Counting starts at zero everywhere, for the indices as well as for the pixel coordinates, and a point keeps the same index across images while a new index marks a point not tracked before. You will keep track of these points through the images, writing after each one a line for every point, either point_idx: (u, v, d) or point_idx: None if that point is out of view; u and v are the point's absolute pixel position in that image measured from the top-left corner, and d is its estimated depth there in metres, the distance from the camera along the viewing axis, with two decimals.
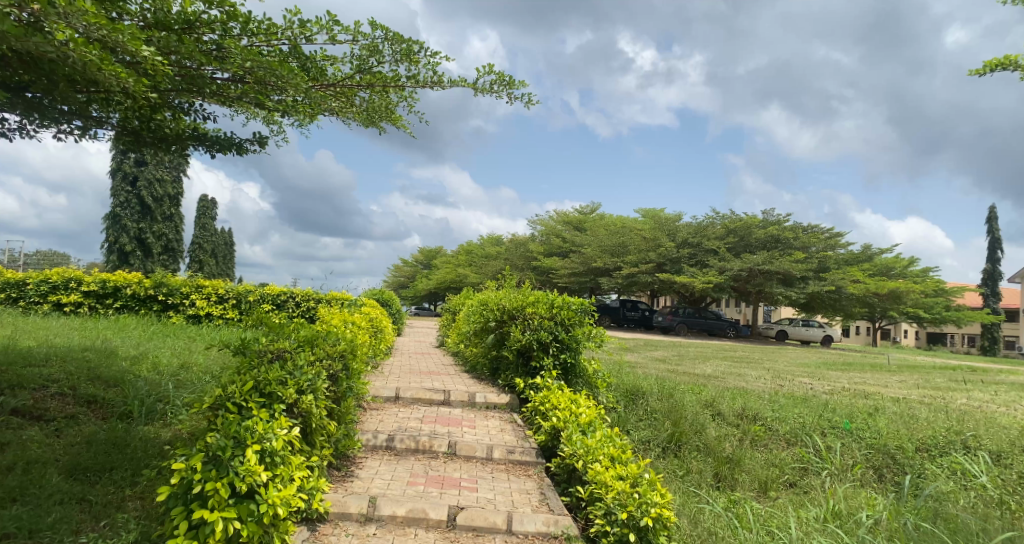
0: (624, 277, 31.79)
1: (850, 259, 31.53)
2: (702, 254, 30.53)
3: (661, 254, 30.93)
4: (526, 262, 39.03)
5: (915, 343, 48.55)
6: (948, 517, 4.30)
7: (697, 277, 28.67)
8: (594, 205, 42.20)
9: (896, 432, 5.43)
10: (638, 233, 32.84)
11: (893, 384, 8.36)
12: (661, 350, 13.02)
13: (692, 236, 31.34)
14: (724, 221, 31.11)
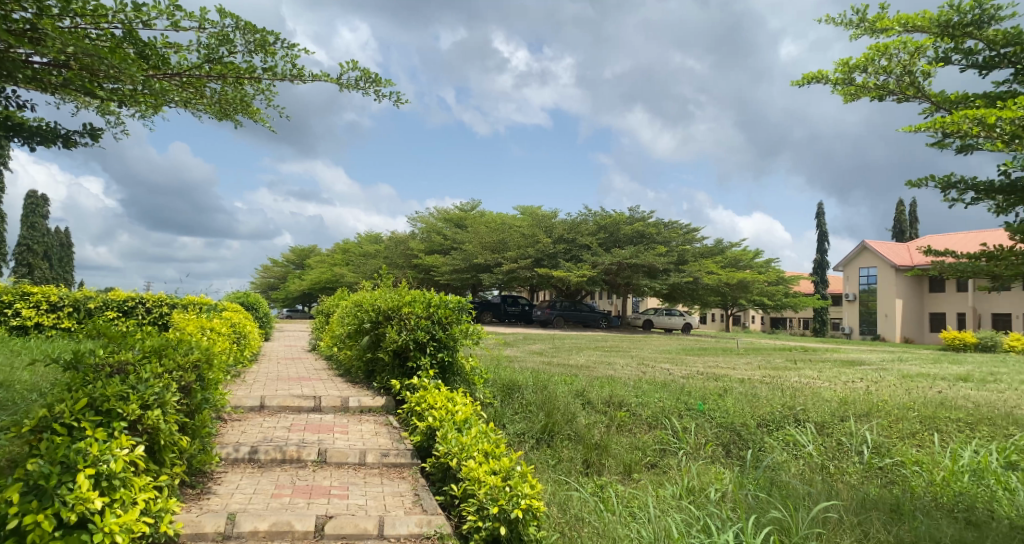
0: (503, 273, 32.32)
1: (707, 252, 34.32)
2: (576, 249, 31.84)
3: (539, 250, 31.89)
4: (406, 260, 38.55)
5: (762, 327, 53.90)
6: (783, 485, 4.80)
7: (573, 272, 29.80)
8: (474, 202, 42.58)
9: (742, 411, 5.99)
10: (516, 230, 33.59)
11: (740, 366, 9.19)
12: (537, 344, 13.43)
13: (568, 232, 32.48)
14: (596, 219, 32.64)
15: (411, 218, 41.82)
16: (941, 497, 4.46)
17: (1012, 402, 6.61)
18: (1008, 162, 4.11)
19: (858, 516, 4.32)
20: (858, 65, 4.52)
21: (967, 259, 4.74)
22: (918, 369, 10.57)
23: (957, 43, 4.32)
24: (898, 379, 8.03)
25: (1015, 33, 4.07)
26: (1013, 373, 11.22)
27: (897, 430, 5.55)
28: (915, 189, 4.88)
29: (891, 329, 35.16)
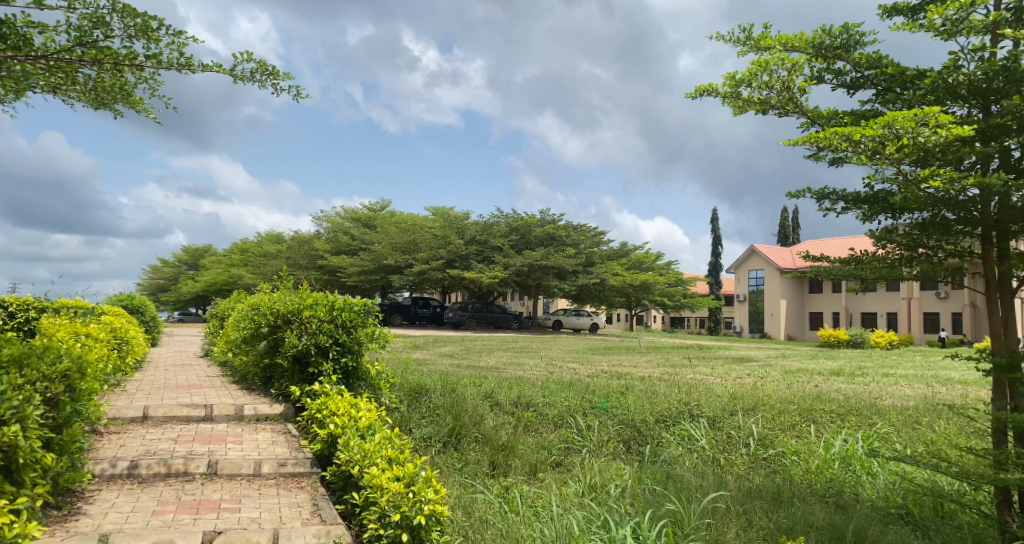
0: (415, 274, 32.03)
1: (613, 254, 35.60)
2: (488, 250, 32.00)
3: (451, 251, 31.79)
4: (311, 261, 37.60)
5: (662, 327, 56.58)
6: (678, 479, 5.01)
7: (485, 273, 29.92)
8: (385, 202, 41.90)
9: (641, 408, 6.23)
10: (429, 231, 33.37)
11: (642, 364, 9.57)
12: (447, 345, 13.39)
13: (480, 233, 32.56)
14: (508, 220, 33.00)
15: (319, 217, 40.53)
16: (815, 483, 4.83)
17: (876, 393, 7.29)
18: (871, 176, 4.50)
19: (744, 505, 4.60)
20: (743, 80, 4.80)
21: (839, 263, 5.16)
22: (797, 364, 11.45)
23: (829, 64, 4.69)
24: (781, 374, 8.65)
25: (877, 57, 4.47)
26: (876, 367, 12.42)
27: (779, 422, 5.97)
28: (794, 199, 5.20)
29: (775, 326, 37.91)
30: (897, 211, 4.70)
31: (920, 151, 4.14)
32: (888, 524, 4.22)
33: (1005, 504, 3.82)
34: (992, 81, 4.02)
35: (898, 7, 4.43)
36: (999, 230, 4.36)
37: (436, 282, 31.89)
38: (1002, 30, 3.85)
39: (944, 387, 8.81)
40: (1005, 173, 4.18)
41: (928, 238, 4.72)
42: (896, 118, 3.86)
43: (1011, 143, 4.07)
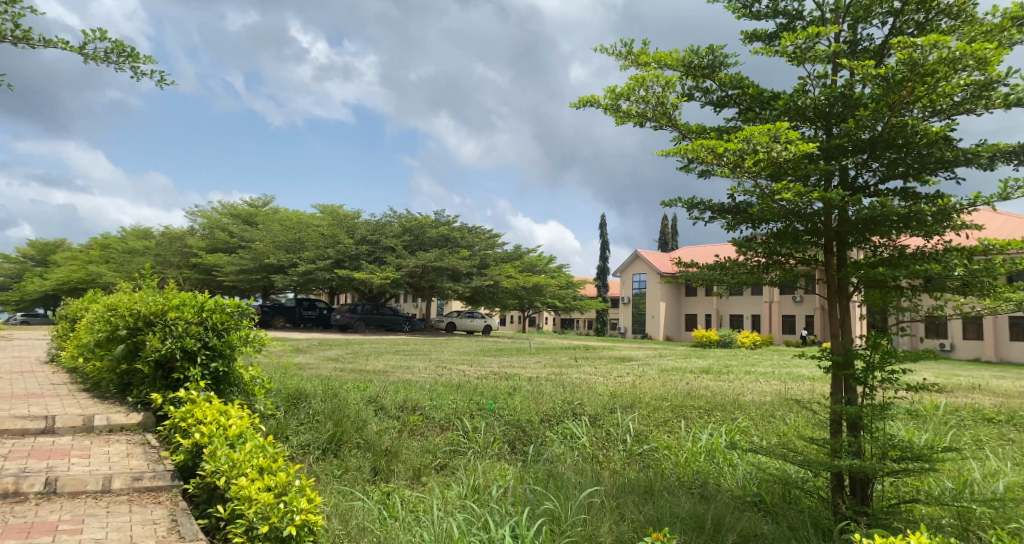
0: (300, 274, 30.91)
1: (507, 257, 36.13)
2: (380, 251, 31.40)
3: (340, 251, 30.86)
4: (184, 259, 35.84)
5: (553, 328, 58.14)
6: (558, 476, 5.07)
7: (375, 274, 29.23)
8: (269, 198, 40.30)
9: (527, 408, 6.34)
10: (316, 229, 32.27)
11: (530, 365, 9.78)
12: (335, 349, 13.06)
13: (371, 233, 31.95)
14: (400, 220, 32.59)
15: (192, 212, 38.44)
16: (683, 476, 5.11)
17: (739, 389, 7.88)
18: (733, 187, 4.84)
19: (617, 499, 4.76)
20: (623, 93, 4.94)
21: (706, 269, 5.51)
22: (675, 364, 12.15)
23: (697, 82, 5.00)
24: (657, 373, 9.15)
25: (739, 78, 4.84)
26: (741, 365, 13.49)
27: (653, 418, 6.28)
28: (667, 208, 5.49)
29: (656, 327, 40.09)
30: (755, 221, 5.09)
31: (773, 166, 4.51)
32: (743, 511, 4.55)
33: (839, 487, 4.26)
34: (833, 106, 4.47)
35: (757, 33, 4.80)
36: (839, 240, 4.84)
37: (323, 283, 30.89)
38: (841, 59, 4.27)
39: (796, 383, 9.71)
40: (843, 189, 4.64)
41: (781, 247, 5.14)
42: (753, 133, 4.16)
43: (849, 163, 4.54)
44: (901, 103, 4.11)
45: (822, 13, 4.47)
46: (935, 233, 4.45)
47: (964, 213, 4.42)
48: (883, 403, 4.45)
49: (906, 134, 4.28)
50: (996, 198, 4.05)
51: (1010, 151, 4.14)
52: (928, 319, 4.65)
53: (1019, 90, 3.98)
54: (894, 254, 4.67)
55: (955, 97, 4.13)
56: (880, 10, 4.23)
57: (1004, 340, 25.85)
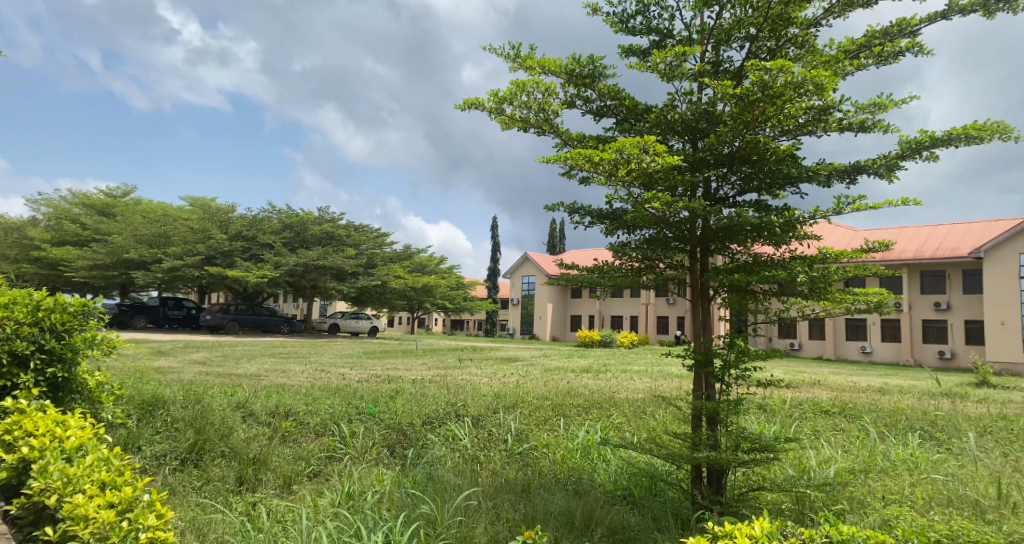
0: (165, 271, 28.72)
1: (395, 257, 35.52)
2: (256, 247, 29.99)
3: (210, 247, 28.94)
4: (25, 253, 32.43)
5: (442, 329, 57.99)
6: (438, 479, 4.85)
7: (251, 272, 27.53)
8: (131, 188, 37.25)
9: (408, 412, 6.22)
10: (184, 223, 30.10)
11: (416, 366, 9.67)
12: (201, 351, 12.29)
13: (247, 229, 30.40)
14: (281, 217, 31.20)
15: (35, 200, 34.68)
16: (559, 473, 5.21)
17: (615, 387, 8.25)
18: (609, 195, 5.04)
19: (493, 500, 4.66)
20: (506, 96, 4.77)
21: (585, 272, 5.70)
22: (559, 364, 12.50)
23: (579, 90, 5.12)
24: (540, 373, 9.38)
25: (617, 89, 5.03)
26: (618, 364, 14.10)
27: (534, 417, 6.42)
28: (550, 212, 5.57)
29: (543, 328, 41.07)
30: (629, 227, 5.33)
31: (644, 176, 4.74)
32: (613, 505, 4.72)
33: (697, 478, 4.52)
34: (698, 121, 4.80)
35: (633, 48, 5.02)
36: (702, 247, 5.19)
37: (190, 281, 28.91)
38: (704, 78, 4.58)
39: (666, 381, 10.32)
40: (707, 200, 4.99)
41: (652, 252, 5.43)
42: (625, 144, 4.33)
43: (711, 175, 4.89)
44: (755, 121, 4.47)
45: (689, 33, 4.77)
46: (783, 242, 4.90)
47: (806, 224, 4.88)
48: (737, 398, 4.80)
49: (759, 151, 4.69)
50: (830, 212, 4.52)
51: (842, 170, 4.67)
52: (778, 320, 5.07)
53: (850, 116, 4.47)
54: (749, 260, 5.08)
55: (800, 119, 4.56)
56: (739, 34, 4.57)
57: (841, 340, 28.95)
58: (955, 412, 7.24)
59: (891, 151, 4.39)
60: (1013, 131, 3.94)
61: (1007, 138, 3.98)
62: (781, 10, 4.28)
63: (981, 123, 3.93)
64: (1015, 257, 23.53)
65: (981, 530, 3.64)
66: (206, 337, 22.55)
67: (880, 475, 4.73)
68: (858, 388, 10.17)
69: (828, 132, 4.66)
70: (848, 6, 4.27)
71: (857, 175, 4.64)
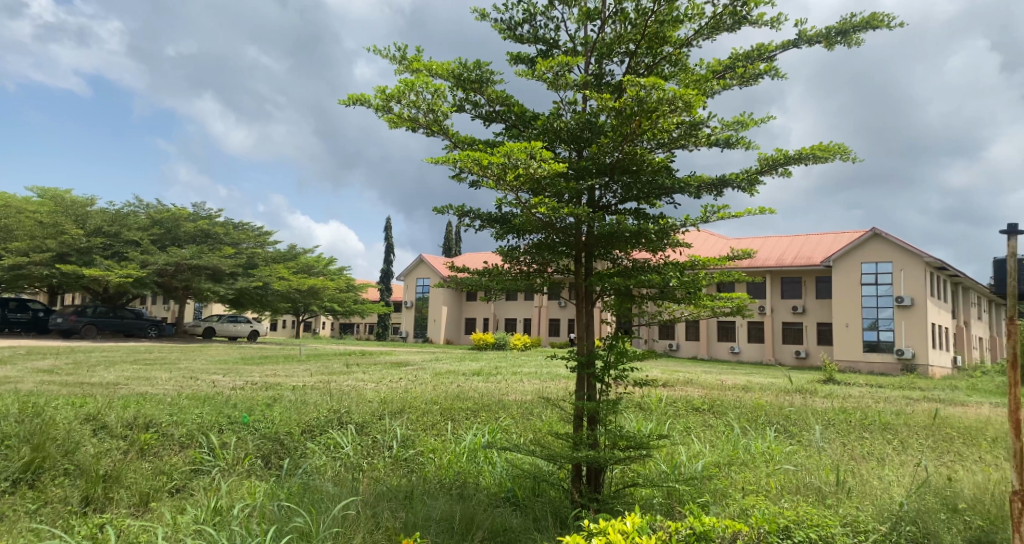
0: (6, 268, 25.78)
1: (279, 257, 33.88)
2: (120, 245, 27.70)
3: (65, 243, 26.24)
4: None
5: (331, 333, 56.14)
6: (316, 490, 4.60)
7: (112, 271, 25.25)
8: None
9: (287, 420, 5.95)
10: (32, 217, 27.12)
11: (298, 373, 9.35)
12: (47, 358, 11.19)
13: (109, 224, 27.98)
14: (150, 212, 28.94)
15: None
16: (444, 478, 5.13)
17: (505, 389, 8.37)
18: (498, 199, 5.07)
19: (373, 508, 4.46)
20: (393, 95, 4.66)
21: (475, 275, 5.71)
22: (447, 367, 12.50)
23: (468, 95, 5.12)
24: (430, 377, 9.32)
25: (506, 96, 5.10)
26: (508, 367, 14.30)
27: (421, 422, 6.36)
28: (439, 214, 5.50)
29: (436, 331, 40.73)
30: (518, 231, 5.38)
31: (531, 181, 4.81)
32: (495, 507, 4.70)
33: (577, 477, 4.61)
34: (582, 131, 4.99)
35: (521, 56, 5.11)
36: (587, 252, 5.36)
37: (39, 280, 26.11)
38: (587, 89, 4.76)
39: (552, 382, 10.61)
40: (591, 207, 5.19)
41: (540, 256, 5.52)
42: (511, 149, 4.34)
43: (595, 183, 5.08)
44: (633, 134, 4.67)
45: (573, 45, 4.93)
46: (658, 248, 5.20)
47: (679, 232, 5.21)
48: (615, 398, 4.99)
49: (638, 162, 4.94)
50: (699, 221, 4.85)
51: (710, 184, 5.05)
52: (656, 323, 5.34)
53: (717, 133, 4.83)
54: (630, 265, 5.32)
55: (674, 133, 4.86)
56: (619, 50, 4.78)
57: (714, 341, 31.14)
58: (805, 407, 7.98)
59: (752, 166, 4.77)
60: (850, 153, 4.40)
61: (845, 159, 4.44)
62: (658, 29, 4.54)
63: (825, 145, 4.35)
64: (856, 266, 26.40)
65: (821, 514, 4.02)
66: (54, 342, 20.42)
67: (741, 467, 5.10)
68: (725, 386, 10.93)
69: (698, 146, 5.00)
70: (715, 30, 4.58)
71: (723, 188, 5.02)
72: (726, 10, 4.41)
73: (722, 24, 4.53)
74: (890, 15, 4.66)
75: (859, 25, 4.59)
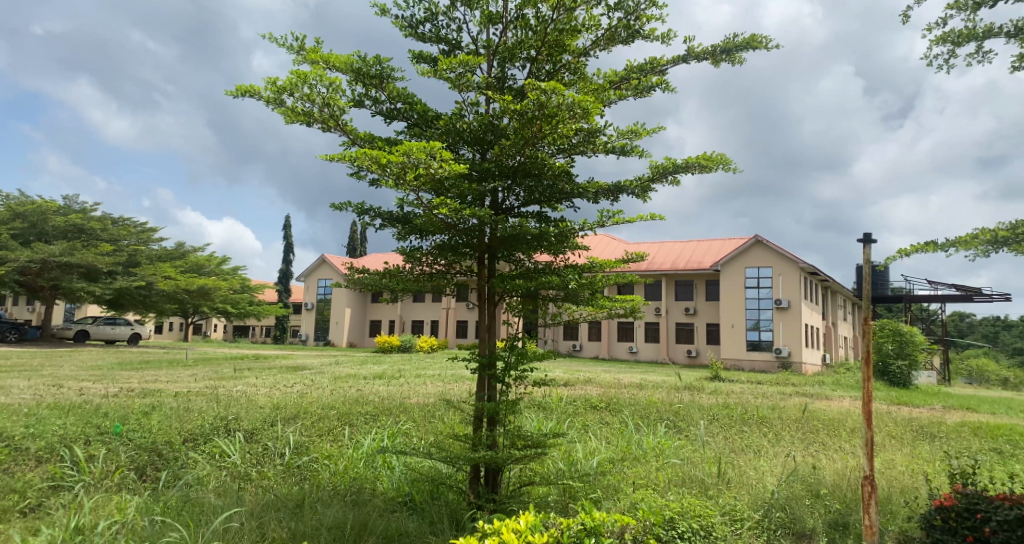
0: None
1: (164, 255, 31.71)
2: None
3: None
4: None
5: (223, 336, 53.46)
6: (196, 502, 4.32)
7: None
8: None
9: (166, 430, 5.60)
10: None
11: (184, 378, 8.87)
12: None
13: None
14: (9, 205, 26.37)
15: None
16: (338, 484, 4.97)
17: (407, 392, 8.28)
18: (399, 199, 4.97)
19: (258, 519, 4.24)
20: (285, 87, 4.49)
21: (374, 275, 5.60)
22: (347, 371, 12.21)
23: (367, 90, 5.01)
24: (329, 381, 9.08)
25: (407, 93, 5.05)
26: (411, 369, 14.16)
27: (317, 429, 6.17)
28: (337, 212, 5.34)
29: (339, 333, 39.47)
30: (420, 232, 5.32)
31: (432, 182, 4.75)
32: (392, 512, 4.60)
33: (475, 478, 4.60)
34: (484, 133, 5.01)
35: (423, 55, 5.08)
36: (490, 254, 5.38)
37: None
38: (488, 92, 4.80)
39: (456, 384, 10.62)
40: (494, 210, 5.23)
41: (444, 257, 5.49)
42: (411, 148, 4.25)
43: (498, 186, 5.13)
44: (534, 139, 4.74)
45: (475, 47, 4.97)
46: (559, 251, 5.33)
47: (578, 237, 5.36)
48: (515, 399, 5.04)
49: (539, 167, 5.02)
50: (596, 226, 5.03)
51: (607, 189, 5.27)
52: (558, 323, 5.49)
53: (613, 141, 5.03)
54: (532, 267, 5.42)
55: (573, 140, 5.01)
56: (520, 55, 4.86)
57: (614, 341, 32.28)
58: (693, 403, 8.45)
59: (645, 174, 5.00)
60: (731, 164, 4.73)
61: (727, 170, 4.76)
62: (558, 37, 4.65)
63: (709, 156, 4.64)
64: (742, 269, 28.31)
65: (703, 505, 4.23)
66: None
67: (633, 462, 5.32)
68: (623, 384, 11.36)
69: (597, 153, 5.19)
70: (610, 41, 4.77)
71: (619, 194, 5.26)
72: (621, 22, 4.61)
73: (617, 36, 4.73)
74: (767, 38, 5.05)
75: (741, 45, 4.92)
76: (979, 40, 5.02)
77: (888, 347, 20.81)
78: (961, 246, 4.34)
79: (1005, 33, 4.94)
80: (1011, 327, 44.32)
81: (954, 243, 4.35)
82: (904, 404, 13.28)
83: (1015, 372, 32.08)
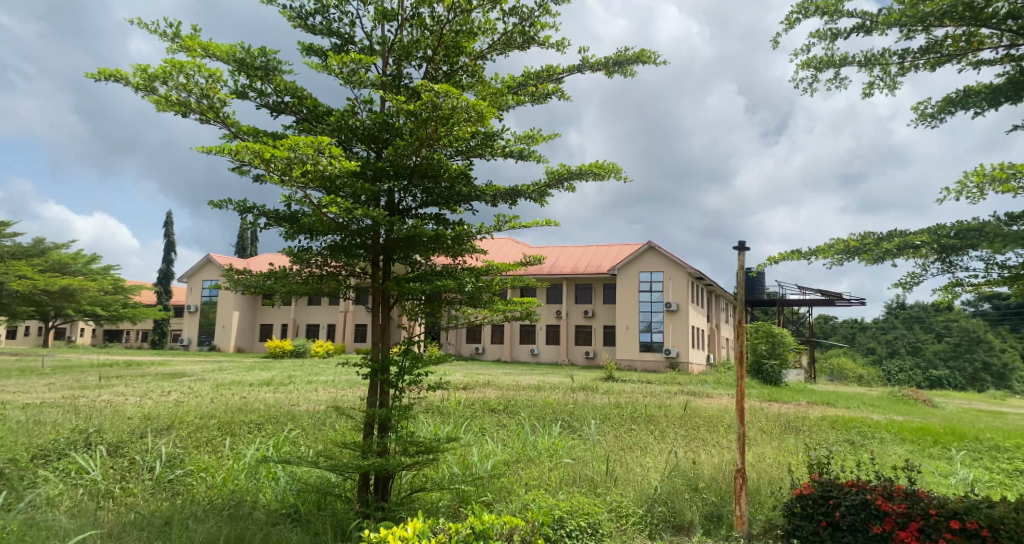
0: None
1: (19, 252, 28.58)
2: None
3: None
4: None
5: (92, 341, 49.13)
6: (43, 525, 3.89)
7: None
8: None
9: (13, 448, 5.04)
10: None
11: (36, 388, 8.07)
12: None
13: None
14: None
15: None
16: (214, 498, 4.66)
17: (296, 399, 7.96)
18: (285, 197, 4.73)
19: (117, 540, 3.88)
20: (156, 74, 4.18)
21: (257, 276, 5.30)
22: (229, 378, 11.55)
23: (251, 82, 4.76)
24: (210, 389, 8.53)
25: (296, 87, 4.85)
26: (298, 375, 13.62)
27: (193, 440, 5.78)
28: (216, 208, 5.03)
29: (226, 338, 37.33)
30: (309, 232, 5.10)
31: (321, 179, 4.57)
32: (274, 524, 4.37)
33: (364, 486, 4.45)
34: (379, 131, 4.90)
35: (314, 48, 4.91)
36: (385, 255, 5.25)
37: None
38: (381, 90, 4.69)
39: (349, 391, 10.33)
40: (389, 210, 5.11)
41: (336, 259, 5.30)
42: (297, 143, 4.06)
43: (393, 187, 5.03)
44: (430, 140, 4.68)
45: (369, 44, 4.86)
46: (456, 253, 5.29)
47: (476, 240, 5.35)
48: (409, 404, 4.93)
49: (435, 168, 4.95)
50: (493, 229, 5.06)
51: (504, 193, 5.31)
52: (457, 326, 5.47)
53: (511, 145, 5.08)
54: (429, 269, 5.34)
55: (470, 142, 5.02)
56: (416, 55, 4.81)
57: (517, 343, 32.55)
58: (586, 403, 8.66)
59: (541, 180, 5.08)
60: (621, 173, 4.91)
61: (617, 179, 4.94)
62: (454, 39, 4.63)
63: (600, 164, 4.79)
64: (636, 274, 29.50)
65: (591, 503, 4.32)
66: None
67: (527, 464, 5.37)
68: (519, 387, 11.48)
69: (494, 156, 5.21)
70: (506, 46, 4.81)
71: (516, 199, 5.32)
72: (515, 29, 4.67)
73: (513, 41, 4.78)
74: (655, 53, 5.28)
75: (630, 59, 5.12)
76: (835, 67, 5.50)
77: (761, 347, 22.31)
78: (820, 255, 4.74)
79: (858, 62, 5.43)
80: (868, 329, 48.87)
81: (815, 252, 4.75)
82: (776, 401, 14.33)
83: (873, 369, 35.57)
